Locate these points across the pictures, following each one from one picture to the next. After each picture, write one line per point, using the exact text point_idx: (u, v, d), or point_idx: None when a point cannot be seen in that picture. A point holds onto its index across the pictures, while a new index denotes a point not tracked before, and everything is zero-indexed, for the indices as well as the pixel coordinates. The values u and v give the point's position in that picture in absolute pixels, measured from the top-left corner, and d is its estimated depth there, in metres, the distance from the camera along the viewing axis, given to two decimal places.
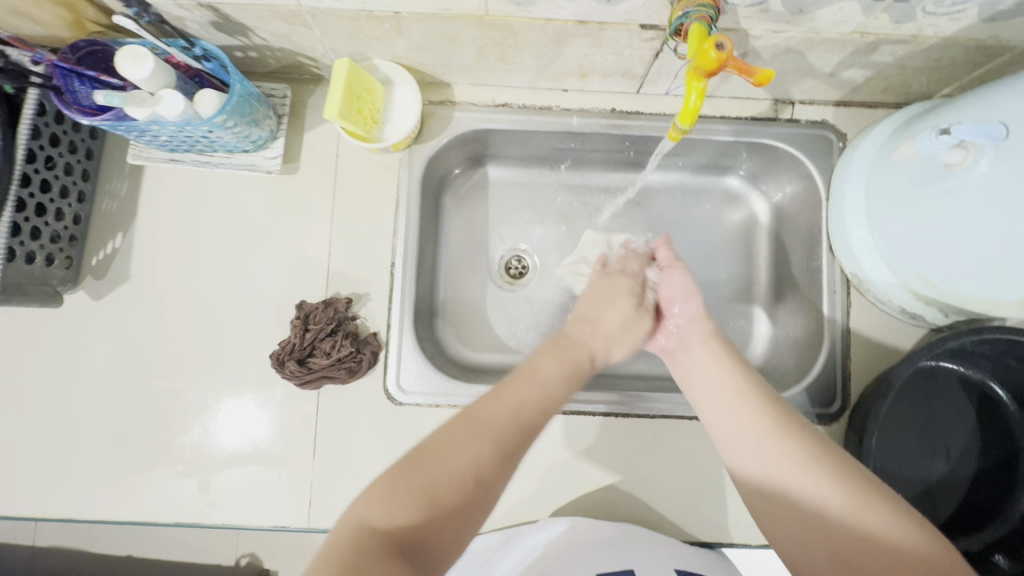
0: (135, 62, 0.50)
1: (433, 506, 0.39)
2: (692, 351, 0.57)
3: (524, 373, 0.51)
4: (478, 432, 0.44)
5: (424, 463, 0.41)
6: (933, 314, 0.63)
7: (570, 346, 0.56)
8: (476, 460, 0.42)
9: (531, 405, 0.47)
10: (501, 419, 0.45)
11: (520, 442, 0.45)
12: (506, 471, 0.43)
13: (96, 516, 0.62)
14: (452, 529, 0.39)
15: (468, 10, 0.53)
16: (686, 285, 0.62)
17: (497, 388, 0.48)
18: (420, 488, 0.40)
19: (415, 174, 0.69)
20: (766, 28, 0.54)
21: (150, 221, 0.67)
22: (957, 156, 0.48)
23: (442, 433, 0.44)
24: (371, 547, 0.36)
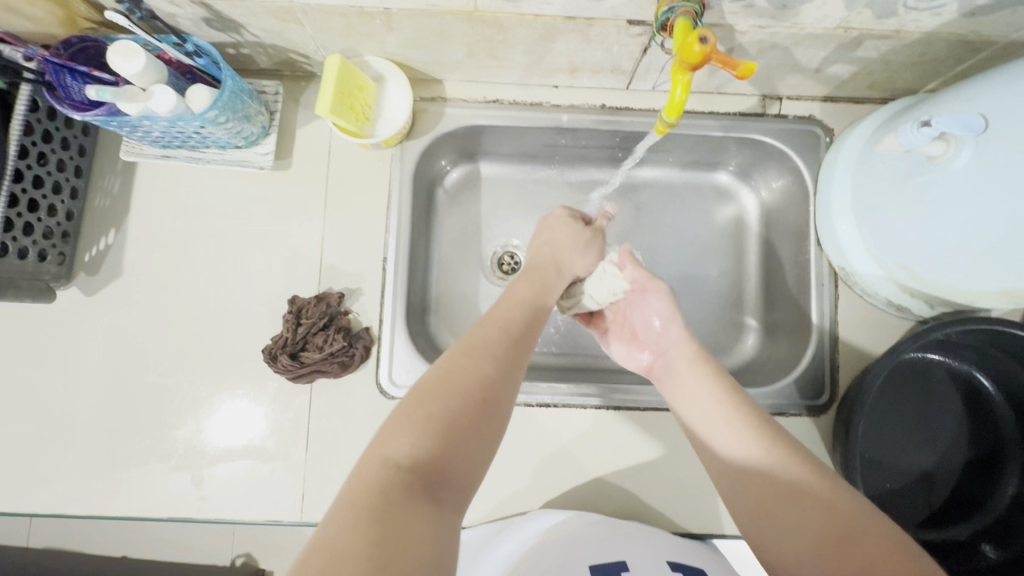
0: (126, 57, 0.51)
1: (450, 436, 0.40)
2: (674, 374, 0.57)
3: (503, 305, 0.53)
4: (476, 355, 0.46)
5: (435, 394, 0.42)
6: (919, 306, 0.64)
7: (538, 273, 0.60)
8: (483, 377, 0.44)
9: (513, 323, 0.51)
10: (493, 339, 0.48)
11: (517, 364, 0.48)
12: (511, 386, 0.46)
13: (89, 512, 0.62)
14: (466, 457, 0.40)
15: (458, 5, 0.54)
16: (665, 309, 0.61)
17: (483, 320, 0.51)
18: (432, 418, 0.40)
19: (407, 170, 0.70)
20: (751, 23, 0.55)
21: (143, 217, 0.68)
22: (938, 148, 0.49)
23: (443, 362, 0.45)
24: (394, 483, 0.36)
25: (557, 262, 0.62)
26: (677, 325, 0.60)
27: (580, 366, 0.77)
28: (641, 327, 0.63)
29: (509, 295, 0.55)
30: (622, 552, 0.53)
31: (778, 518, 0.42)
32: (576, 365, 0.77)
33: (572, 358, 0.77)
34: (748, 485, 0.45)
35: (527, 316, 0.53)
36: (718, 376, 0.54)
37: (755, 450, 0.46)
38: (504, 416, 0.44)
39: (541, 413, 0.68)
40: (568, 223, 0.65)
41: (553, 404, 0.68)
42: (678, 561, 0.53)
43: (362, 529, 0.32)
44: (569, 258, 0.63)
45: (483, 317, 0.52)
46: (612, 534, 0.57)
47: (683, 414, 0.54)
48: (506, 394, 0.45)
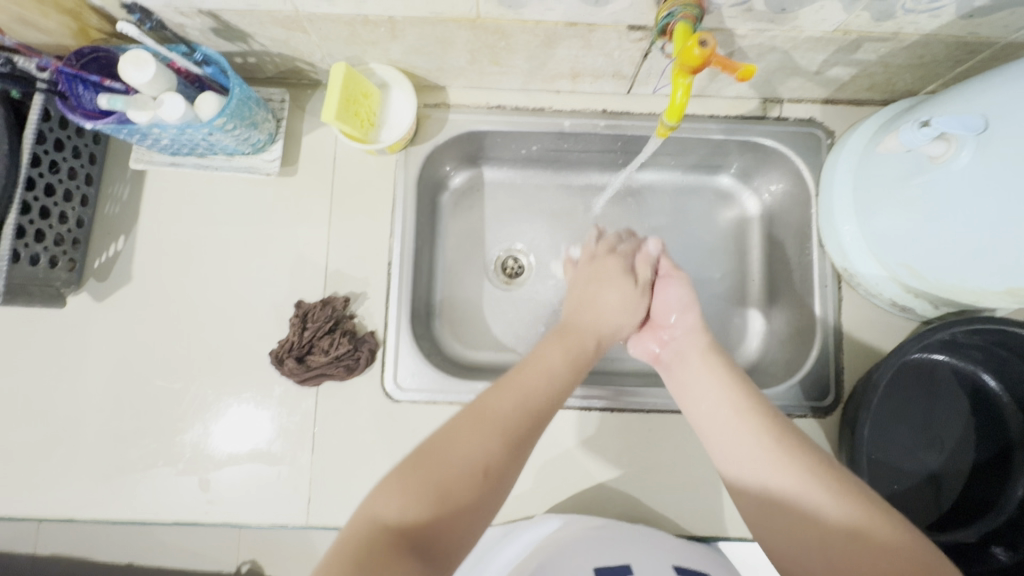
0: (137, 66, 0.52)
1: (445, 500, 0.40)
2: (688, 364, 0.57)
3: (527, 369, 0.52)
4: (485, 426, 0.44)
5: (432, 462, 0.41)
6: (923, 306, 0.64)
7: (572, 337, 0.58)
8: (486, 450, 0.43)
9: (536, 395, 0.49)
10: (507, 403, 0.47)
11: (529, 435, 0.46)
12: (517, 462, 0.44)
13: (97, 515, 0.63)
14: (462, 529, 0.40)
15: (461, 13, 0.55)
16: (682, 299, 0.63)
17: (502, 378, 0.50)
18: (428, 484, 0.40)
19: (411, 175, 0.70)
20: (750, 27, 0.56)
21: (151, 224, 0.69)
22: (939, 148, 0.49)
23: (448, 427, 0.44)
24: (382, 547, 0.37)
25: (599, 327, 0.60)
26: (691, 316, 0.61)
27: None
28: (654, 315, 0.64)
29: (545, 360, 0.53)
30: (627, 556, 0.53)
31: (774, 519, 0.45)
32: None
33: None
34: (763, 507, 0.46)
35: (550, 385, 0.50)
36: (729, 365, 0.55)
37: (757, 467, 0.47)
38: (507, 485, 0.43)
39: (546, 415, 0.68)
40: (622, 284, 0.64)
41: (557, 406, 0.68)
42: (684, 567, 0.53)
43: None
44: (613, 320, 0.61)
45: (500, 376, 0.50)
46: (620, 538, 0.57)
47: (691, 406, 0.54)
48: (513, 476, 0.44)
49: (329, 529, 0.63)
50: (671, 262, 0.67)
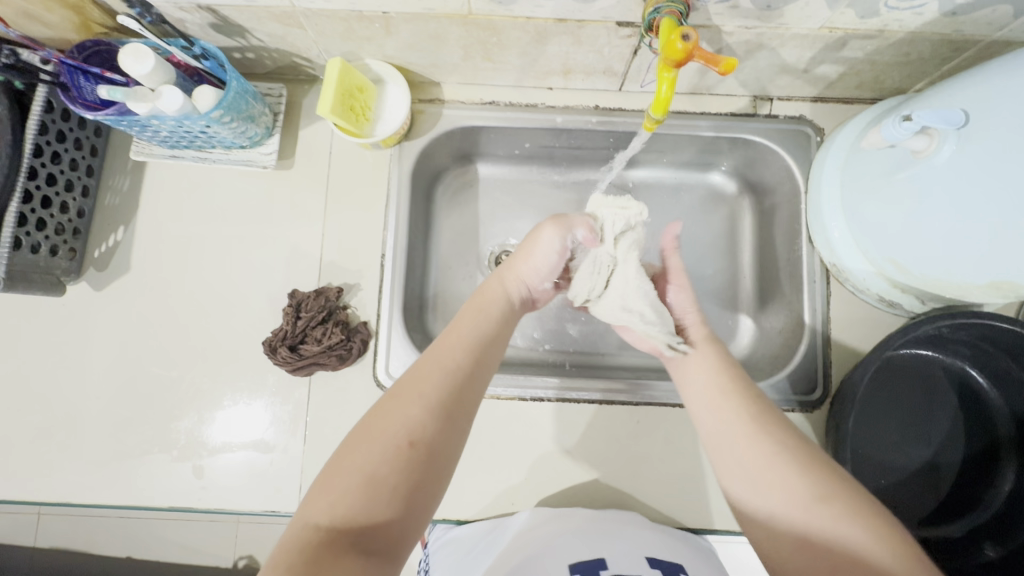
0: (136, 58, 0.53)
1: (373, 493, 0.40)
2: (684, 349, 0.58)
3: (447, 336, 0.51)
4: (406, 399, 0.45)
5: (359, 448, 0.41)
6: (910, 301, 0.64)
7: (488, 296, 0.57)
8: (407, 427, 0.43)
9: (453, 359, 0.49)
10: (433, 376, 0.47)
11: (455, 400, 0.46)
12: (445, 426, 0.44)
13: (93, 500, 0.64)
14: (403, 508, 0.40)
15: (453, 9, 0.56)
16: (682, 296, 0.64)
17: (428, 351, 0.50)
18: (355, 471, 0.40)
19: (406, 169, 0.71)
20: (737, 24, 0.57)
21: (150, 216, 0.70)
22: (922, 142, 0.50)
23: (375, 408, 0.44)
24: (320, 543, 0.37)
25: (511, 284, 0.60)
26: (693, 313, 0.62)
27: (575, 363, 0.77)
28: (657, 314, 0.65)
29: (455, 322, 0.53)
30: (607, 546, 0.54)
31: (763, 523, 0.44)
32: (571, 362, 0.77)
33: (567, 355, 0.78)
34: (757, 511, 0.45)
35: (472, 351, 0.50)
36: (722, 355, 0.56)
37: (771, 492, 0.44)
38: (442, 462, 0.43)
39: (536, 407, 0.69)
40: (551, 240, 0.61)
41: (546, 398, 0.69)
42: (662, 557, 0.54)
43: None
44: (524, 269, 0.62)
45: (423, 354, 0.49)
46: (599, 532, 0.57)
47: (685, 393, 0.55)
48: (443, 443, 0.44)
49: None
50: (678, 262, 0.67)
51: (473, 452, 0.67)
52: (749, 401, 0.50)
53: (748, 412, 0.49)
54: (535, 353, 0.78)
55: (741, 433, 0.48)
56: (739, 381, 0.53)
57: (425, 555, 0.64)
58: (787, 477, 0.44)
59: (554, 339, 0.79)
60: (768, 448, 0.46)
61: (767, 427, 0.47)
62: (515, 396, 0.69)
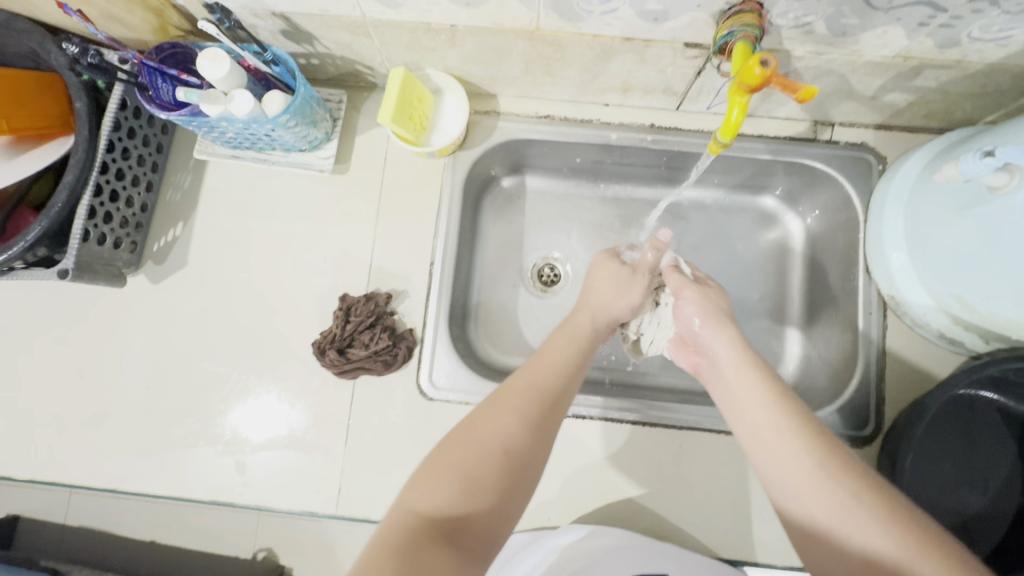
0: (213, 63, 0.54)
1: (470, 489, 0.42)
2: (724, 379, 0.55)
3: (543, 354, 0.54)
4: (506, 407, 0.48)
5: (457, 446, 0.44)
6: (974, 340, 0.62)
7: (577, 322, 0.59)
8: (506, 435, 0.45)
9: (550, 377, 0.51)
10: (528, 392, 0.49)
11: (552, 415, 0.49)
12: (540, 439, 0.47)
13: (139, 488, 0.66)
14: (494, 513, 0.42)
15: (521, 24, 0.56)
16: (700, 312, 0.60)
17: (520, 371, 0.52)
18: (454, 470, 0.42)
19: (458, 178, 0.72)
20: (808, 49, 0.56)
21: (208, 213, 0.72)
22: (1001, 178, 0.48)
23: (472, 416, 0.47)
24: (418, 529, 0.39)
25: (593, 308, 0.60)
26: (714, 327, 0.58)
27: (614, 382, 0.76)
28: (683, 331, 0.62)
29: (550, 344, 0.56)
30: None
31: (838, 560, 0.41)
32: (611, 380, 0.77)
33: (608, 373, 0.77)
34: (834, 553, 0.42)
35: (566, 376, 0.52)
36: (768, 379, 0.51)
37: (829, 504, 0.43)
38: (528, 479, 0.45)
39: (577, 423, 0.68)
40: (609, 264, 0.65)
41: (588, 415, 0.68)
42: None
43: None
44: (610, 299, 0.62)
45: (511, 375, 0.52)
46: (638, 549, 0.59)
47: (736, 427, 0.52)
48: (536, 455, 0.46)
49: (356, 521, 0.64)
50: (682, 276, 0.64)
51: None
52: (802, 423, 0.47)
53: (814, 452, 0.45)
54: None
55: (807, 483, 0.44)
56: (796, 417, 0.48)
57: None
58: (860, 527, 0.41)
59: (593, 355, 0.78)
60: (842, 497, 0.42)
61: (834, 473, 0.44)
62: None
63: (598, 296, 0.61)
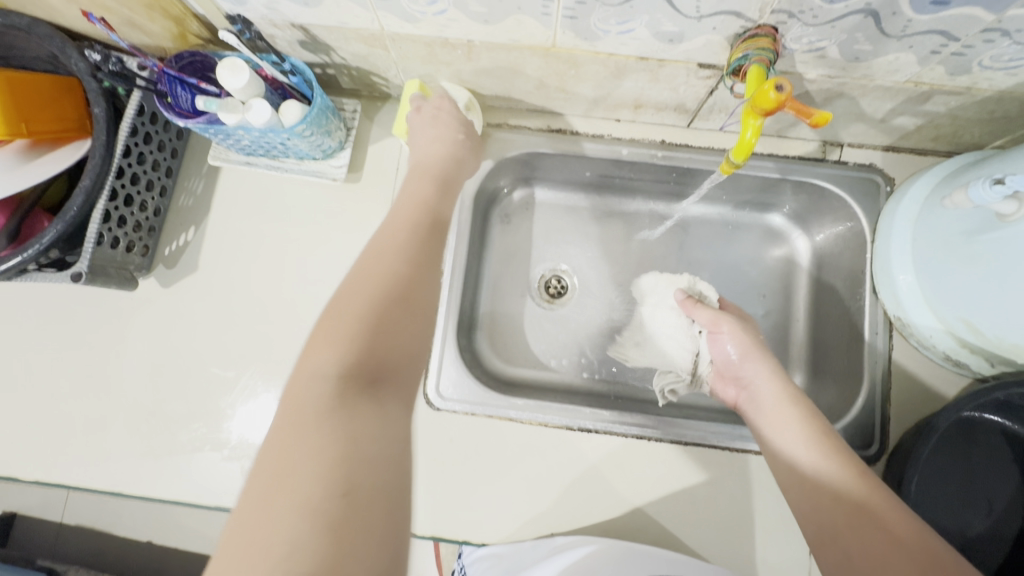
0: (233, 73, 0.55)
1: (375, 336, 0.40)
2: (762, 412, 0.58)
3: (405, 210, 0.53)
4: (384, 258, 0.46)
5: (348, 302, 0.42)
6: (979, 363, 0.62)
7: (430, 171, 0.59)
8: (393, 282, 0.43)
9: (421, 225, 0.51)
10: (400, 244, 0.48)
11: (429, 256, 0.48)
12: (423, 274, 0.46)
13: (143, 492, 0.66)
14: (406, 355, 0.41)
15: (537, 42, 0.57)
16: (738, 346, 0.64)
17: (387, 226, 0.50)
18: (353, 324, 0.40)
19: (469, 190, 0.73)
20: (820, 73, 0.56)
21: (219, 219, 0.72)
22: (1011, 207, 0.49)
23: (355, 276, 0.44)
24: (334, 387, 0.36)
25: (451, 153, 0.62)
26: (752, 361, 0.62)
27: (619, 395, 0.77)
28: (722, 365, 0.66)
29: (409, 194, 0.55)
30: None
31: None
32: (617, 393, 0.77)
33: (613, 386, 0.77)
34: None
35: (433, 216, 0.53)
36: (808, 416, 0.54)
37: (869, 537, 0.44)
38: (426, 310, 0.44)
39: (582, 437, 0.68)
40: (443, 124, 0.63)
41: (593, 428, 0.68)
42: None
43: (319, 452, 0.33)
44: (445, 147, 0.62)
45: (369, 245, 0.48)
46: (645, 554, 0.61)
47: (772, 452, 0.55)
48: (424, 288, 0.45)
49: None
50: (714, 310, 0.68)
51: (517, 477, 0.67)
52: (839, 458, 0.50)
53: (855, 475, 0.48)
54: (581, 380, 0.77)
55: (846, 501, 0.47)
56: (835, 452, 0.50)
57: (460, 567, 0.65)
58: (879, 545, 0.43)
59: (597, 368, 0.78)
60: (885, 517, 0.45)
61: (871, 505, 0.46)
62: (561, 425, 0.68)
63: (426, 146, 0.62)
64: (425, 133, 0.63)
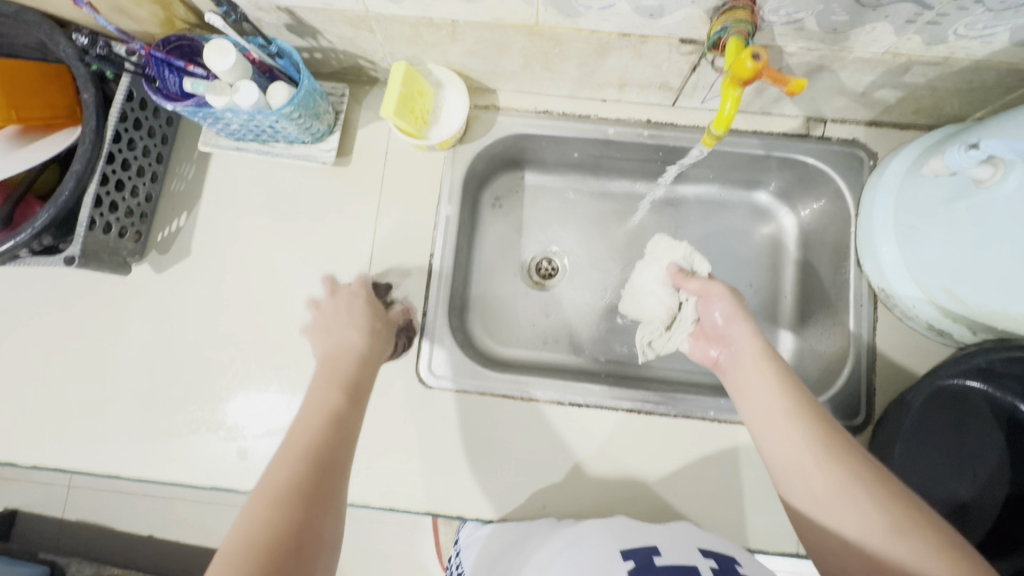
0: (218, 55, 0.55)
1: (296, 503, 0.43)
2: (740, 372, 0.57)
3: (315, 400, 0.54)
4: (300, 431, 0.50)
5: (271, 480, 0.45)
6: (961, 331, 0.63)
7: (339, 361, 0.58)
8: (310, 452, 0.48)
9: (338, 400, 0.54)
10: (315, 421, 0.51)
11: (349, 429, 0.52)
12: (342, 439, 0.51)
13: (141, 474, 0.66)
14: (326, 513, 0.44)
15: (521, 19, 0.58)
16: (724, 307, 0.62)
17: (301, 414, 0.52)
18: (275, 500, 0.43)
19: (458, 172, 0.73)
20: (800, 45, 0.57)
21: (211, 204, 0.73)
22: (986, 171, 0.50)
23: (280, 451, 0.48)
24: (260, 557, 0.39)
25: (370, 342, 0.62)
26: (738, 322, 0.60)
27: (610, 372, 0.78)
28: (707, 324, 0.64)
29: (333, 353, 0.59)
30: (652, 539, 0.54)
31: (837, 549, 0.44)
32: (608, 371, 0.78)
33: (604, 363, 0.78)
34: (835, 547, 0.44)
35: (350, 390, 0.56)
36: (780, 374, 0.54)
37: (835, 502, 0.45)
38: (341, 474, 0.48)
39: (573, 413, 0.69)
40: (357, 326, 0.62)
41: (583, 404, 0.69)
42: (711, 548, 0.51)
43: (251, 562, 0.38)
44: (348, 332, 0.61)
45: (301, 414, 0.52)
46: (625, 534, 0.56)
47: (745, 408, 0.54)
48: (341, 447, 0.50)
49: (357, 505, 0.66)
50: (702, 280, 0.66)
51: (509, 453, 0.68)
52: (810, 412, 0.50)
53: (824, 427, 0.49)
54: (572, 359, 0.78)
55: (812, 470, 0.47)
56: (807, 409, 0.50)
57: (457, 552, 0.69)
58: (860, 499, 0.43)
59: (588, 346, 0.79)
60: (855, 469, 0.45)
61: (837, 457, 0.46)
62: (553, 401, 0.69)
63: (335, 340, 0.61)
64: (336, 335, 0.61)
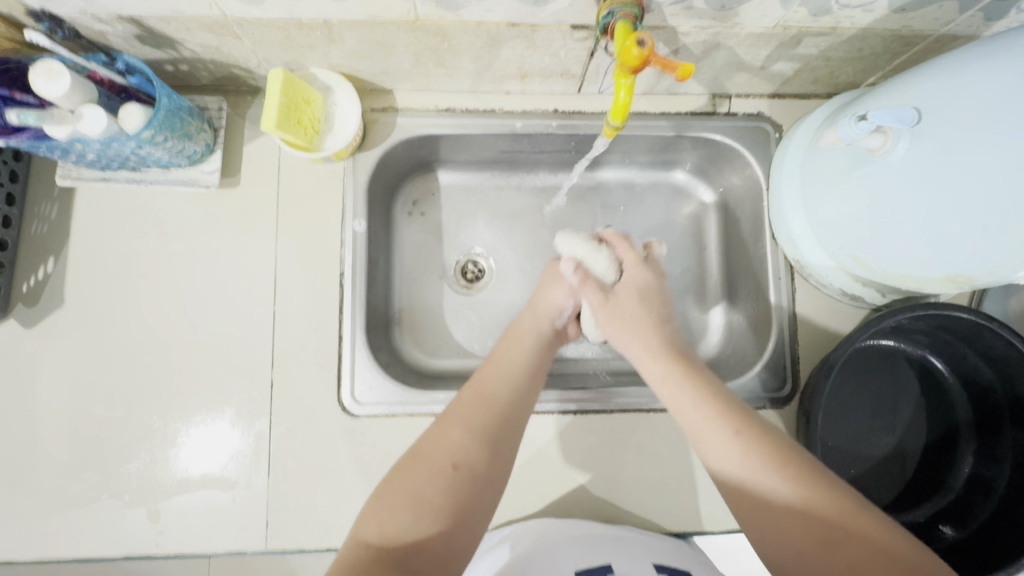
0: (49, 78, 0.48)
1: (492, 446, 0.47)
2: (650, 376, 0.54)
3: (511, 345, 0.57)
4: (485, 383, 0.52)
5: (464, 416, 0.48)
6: (871, 294, 0.66)
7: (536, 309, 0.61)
8: (502, 401, 0.50)
9: (524, 354, 0.56)
10: (501, 372, 0.53)
11: (531, 376, 0.54)
12: (527, 395, 0.53)
13: (37, 557, 0.59)
14: (507, 460, 0.48)
15: (398, 15, 0.53)
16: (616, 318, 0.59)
17: (487, 362, 0.54)
18: (471, 431, 0.47)
19: (361, 182, 0.68)
20: (692, 24, 0.56)
21: (83, 244, 0.65)
22: (877, 140, 0.51)
23: (471, 389, 0.51)
24: (455, 485, 0.43)
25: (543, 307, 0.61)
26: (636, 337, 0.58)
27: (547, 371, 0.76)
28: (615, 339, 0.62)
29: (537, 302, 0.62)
30: (610, 555, 0.54)
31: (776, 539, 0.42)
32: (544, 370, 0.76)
33: None
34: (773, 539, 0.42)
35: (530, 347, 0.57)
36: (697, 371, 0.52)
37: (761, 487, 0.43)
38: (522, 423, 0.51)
39: None
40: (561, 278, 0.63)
41: None
42: (664, 564, 0.54)
43: (449, 494, 0.43)
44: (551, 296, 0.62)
45: (486, 364, 0.54)
46: (591, 544, 0.56)
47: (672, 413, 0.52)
48: (526, 398, 0.52)
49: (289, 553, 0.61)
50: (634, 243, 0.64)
51: None
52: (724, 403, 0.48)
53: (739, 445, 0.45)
54: None
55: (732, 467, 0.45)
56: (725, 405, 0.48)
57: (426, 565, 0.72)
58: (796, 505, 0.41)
59: None
60: (778, 478, 0.42)
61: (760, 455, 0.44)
62: None
63: (545, 295, 0.62)
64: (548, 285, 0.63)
